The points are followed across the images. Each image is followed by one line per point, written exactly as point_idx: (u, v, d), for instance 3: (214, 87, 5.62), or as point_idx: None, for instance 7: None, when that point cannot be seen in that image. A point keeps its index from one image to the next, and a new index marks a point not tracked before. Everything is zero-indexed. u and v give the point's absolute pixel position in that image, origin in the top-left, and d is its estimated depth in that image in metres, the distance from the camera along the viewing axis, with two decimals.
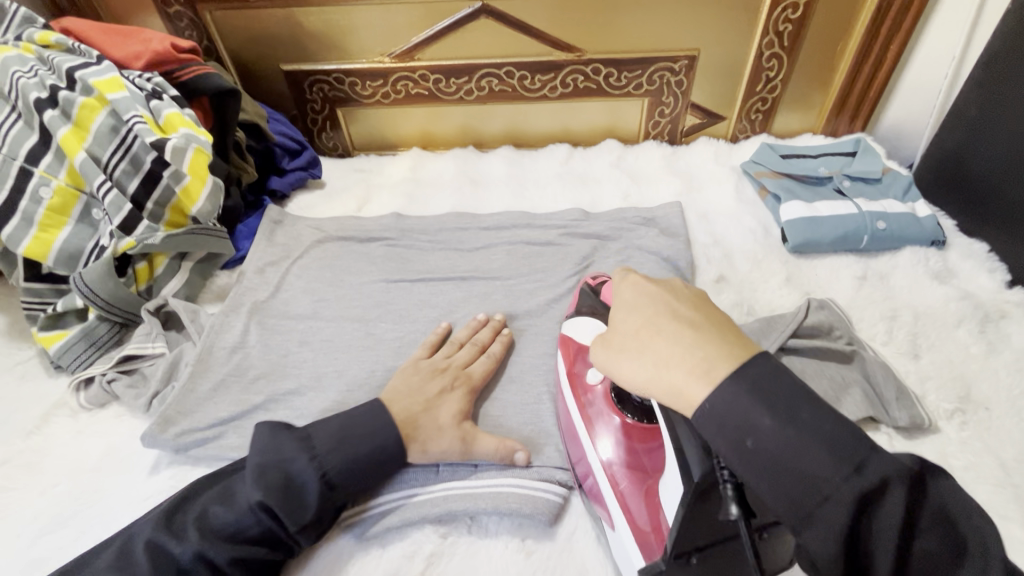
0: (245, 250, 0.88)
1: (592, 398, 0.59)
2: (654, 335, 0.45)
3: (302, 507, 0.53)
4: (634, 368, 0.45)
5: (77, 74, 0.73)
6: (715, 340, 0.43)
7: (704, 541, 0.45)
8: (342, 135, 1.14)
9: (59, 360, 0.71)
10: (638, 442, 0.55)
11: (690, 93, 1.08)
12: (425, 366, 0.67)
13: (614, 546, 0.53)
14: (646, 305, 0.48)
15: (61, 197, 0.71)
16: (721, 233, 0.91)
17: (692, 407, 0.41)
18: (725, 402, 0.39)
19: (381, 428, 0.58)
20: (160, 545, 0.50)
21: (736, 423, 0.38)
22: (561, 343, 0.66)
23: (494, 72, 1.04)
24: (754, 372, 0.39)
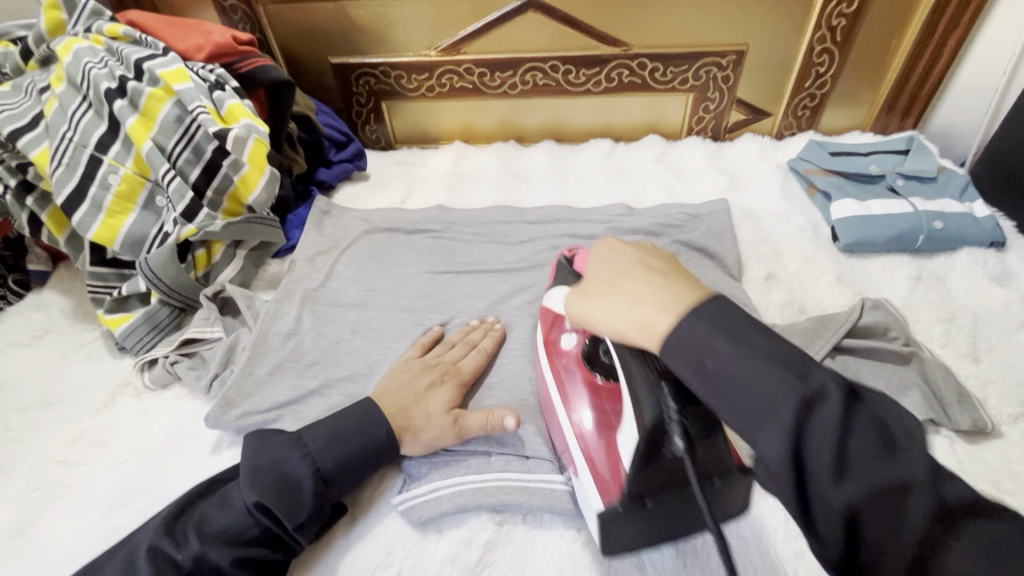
0: (295, 239, 0.90)
1: (565, 361, 0.61)
2: (627, 283, 0.49)
3: (298, 505, 0.54)
4: (615, 314, 0.48)
5: (145, 65, 0.75)
6: (684, 285, 0.46)
7: (651, 484, 0.50)
8: (385, 128, 1.15)
9: (124, 342, 0.74)
10: (605, 399, 0.57)
11: (737, 88, 1.07)
12: (415, 363, 0.68)
13: (584, 505, 0.55)
14: (623, 261, 0.52)
15: (128, 184, 0.73)
16: (768, 230, 0.90)
17: (717, 390, 0.40)
18: (702, 345, 0.40)
19: (370, 420, 0.60)
20: (161, 548, 0.51)
21: (698, 358, 0.40)
22: (543, 314, 0.67)
23: (539, 66, 1.04)
24: (713, 313, 0.41)
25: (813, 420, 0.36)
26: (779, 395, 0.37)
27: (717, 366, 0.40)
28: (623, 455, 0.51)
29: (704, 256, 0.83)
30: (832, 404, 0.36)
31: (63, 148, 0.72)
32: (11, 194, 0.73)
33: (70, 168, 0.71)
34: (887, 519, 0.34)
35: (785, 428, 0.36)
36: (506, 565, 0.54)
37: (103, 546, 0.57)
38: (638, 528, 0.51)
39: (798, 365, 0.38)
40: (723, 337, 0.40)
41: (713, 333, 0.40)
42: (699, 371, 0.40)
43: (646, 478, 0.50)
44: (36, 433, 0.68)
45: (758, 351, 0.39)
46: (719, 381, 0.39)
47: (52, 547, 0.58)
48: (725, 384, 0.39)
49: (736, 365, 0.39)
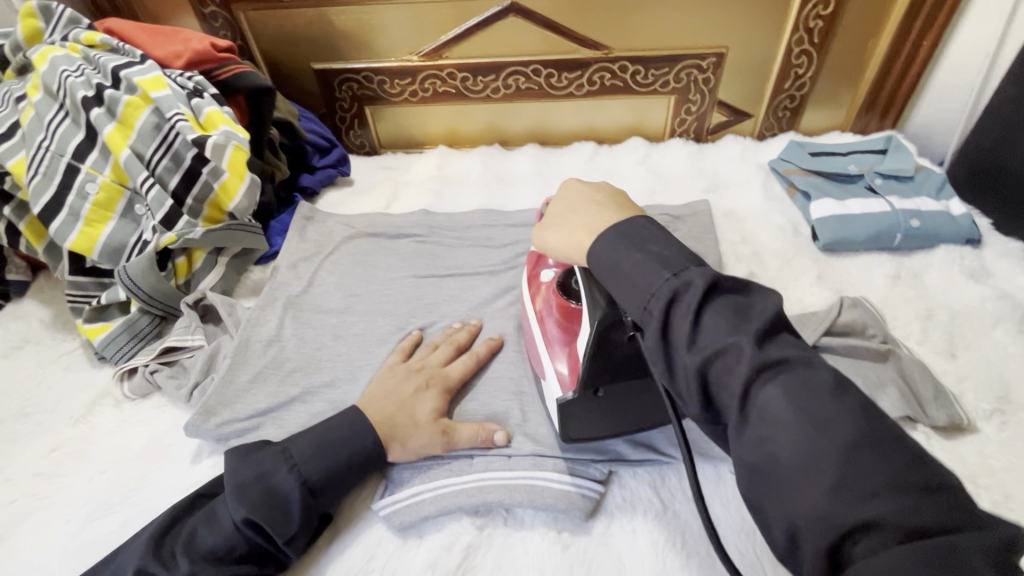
0: (278, 246, 0.90)
1: (541, 292, 0.66)
2: (573, 213, 0.57)
3: (287, 520, 0.53)
4: (561, 241, 0.56)
5: (122, 73, 0.75)
6: (613, 210, 0.55)
7: (606, 375, 0.56)
8: (369, 133, 1.15)
9: (103, 351, 0.73)
10: (570, 319, 0.62)
11: (718, 90, 1.08)
12: (399, 368, 0.67)
13: (550, 404, 0.62)
14: (574, 194, 0.60)
15: (106, 192, 0.73)
16: (749, 230, 0.91)
17: (622, 290, 0.46)
18: (614, 255, 0.48)
19: (358, 431, 0.59)
20: (150, 573, 0.49)
21: (611, 263, 0.48)
22: (528, 258, 0.73)
23: (521, 70, 1.05)
24: (628, 226, 0.49)
25: (724, 370, 0.39)
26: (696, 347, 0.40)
27: (627, 273, 0.46)
28: (578, 352, 0.57)
29: None
30: (742, 359, 0.38)
31: (40, 157, 0.72)
32: None
33: (46, 177, 0.71)
34: (792, 485, 0.35)
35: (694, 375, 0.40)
36: (487, 569, 0.54)
37: (81, 558, 0.57)
38: (601, 419, 0.58)
39: (720, 323, 0.40)
40: (638, 252, 0.46)
41: (621, 239, 0.48)
42: (612, 279, 0.48)
43: (604, 371, 0.56)
44: (13, 446, 0.67)
45: (651, 255, 0.46)
46: (634, 299, 0.45)
47: (29, 560, 0.57)
48: (621, 279, 0.47)
49: (630, 270, 0.46)
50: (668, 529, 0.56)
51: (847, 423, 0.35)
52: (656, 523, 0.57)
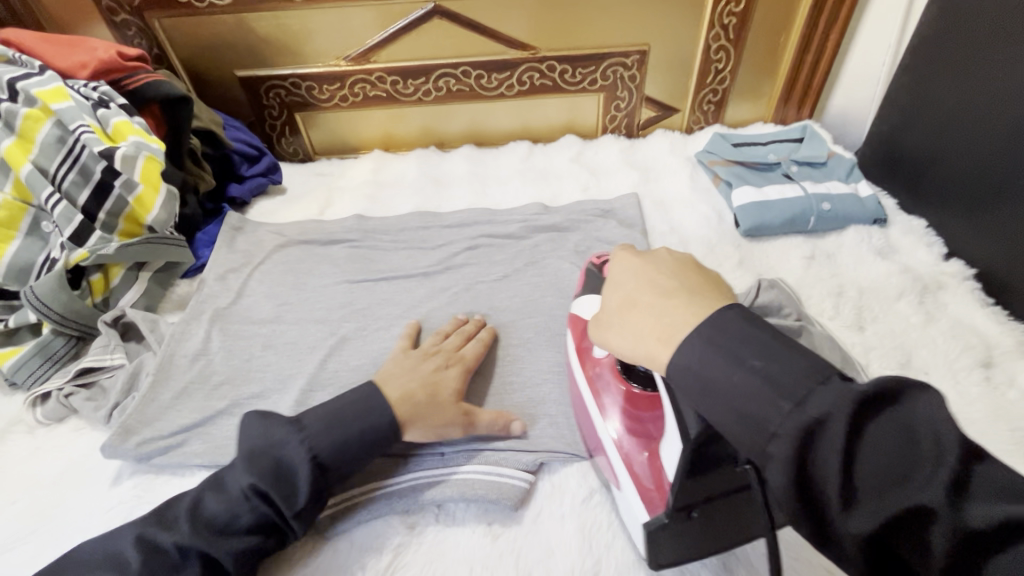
0: (205, 258, 0.88)
1: (599, 370, 0.60)
2: (635, 310, 0.47)
3: (295, 491, 0.51)
4: (624, 343, 0.47)
5: (18, 85, 0.72)
6: (683, 298, 0.44)
7: (700, 498, 0.46)
8: (302, 140, 1.14)
9: (14, 377, 0.69)
10: (644, 411, 0.56)
11: (644, 87, 1.11)
12: (415, 354, 0.67)
13: (627, 516, 0.54)
14: (634, 279, 0.50)
15: (8, 210, 0.69)
16: (677, 220, 0.94)
17: (696, 390, 0.40)
18: (697, 362, 0.40)
19: (375, 406, 0.57)
20: (150, 538, 0.49)
21: (694, 373, 0.40)
22: (572, 323, 0.67)
23: (451, 72, 1.06)
24: (728, 334, 0.39)
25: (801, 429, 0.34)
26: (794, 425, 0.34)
27: (696, 371, 0.40)
28: (666, 466, 0.49)
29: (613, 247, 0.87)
30: (759, 373, 0.36)
31: None
32: None
33: None
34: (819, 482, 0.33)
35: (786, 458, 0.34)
36: (419, 567, 0.55)
37: None
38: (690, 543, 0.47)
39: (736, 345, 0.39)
40: (705, 345, 0.40)
41: (692, 335, 0.41)
42: (684, 378, 0.40)
43: (695, 493, 0.46)
44: None
45: (721, 342, 0.39)
46: (710, 395, 0.39)
47: None
48: (696, 380, 0.39)
49: (703, 368, 0.39)
50: (594, 514, 0.58)
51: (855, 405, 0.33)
52: (583, 510, 0.58)
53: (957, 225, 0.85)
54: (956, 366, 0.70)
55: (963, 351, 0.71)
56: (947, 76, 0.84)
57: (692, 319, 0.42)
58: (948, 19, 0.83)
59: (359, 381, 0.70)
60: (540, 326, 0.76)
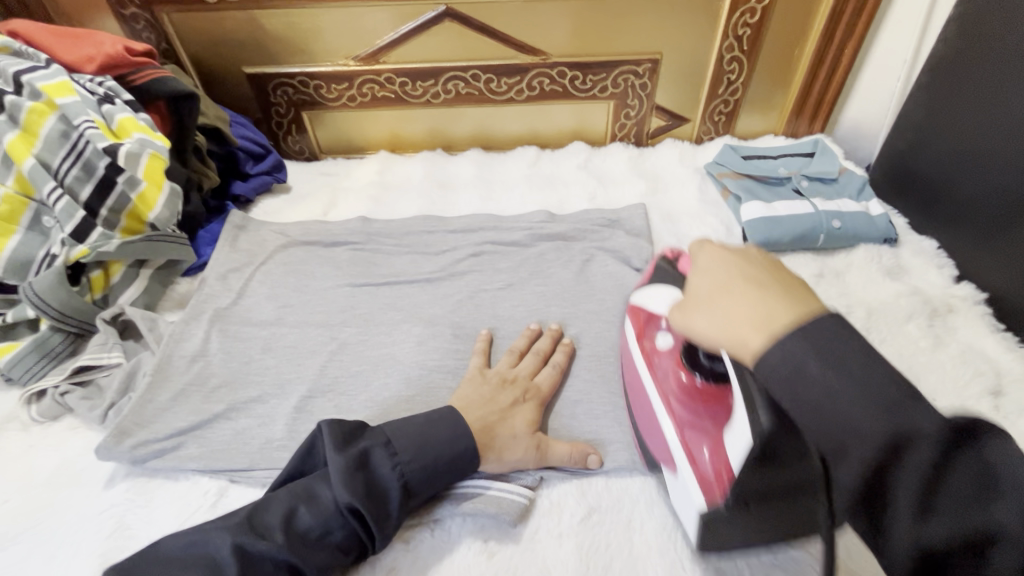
0: (207, 256, 0.87)
1: (661, 358, 0.60)
2: (727, 296, 0.42)
3: (386, 515, 0.52)
4: (712, 334, 0.42)
5: (24, 78, 0.71)
6: (775, 294, 0.40)
7: (762, 488, 0.46)
8: (308, 139, 1.13)
9: (9, 373, 0.68)
10: (707, 403, 0.55)
11: (654, 95, 1.10)
12: (491, 376, 0.67)
13: (680, 502, 0.54)
14: (723, 272, 0.44)
15: (9, 204, 0.68)
16: (685, 232, 0.93)
17: (812, 427, 0.35)
18: (789, 357, 0.36)
19: (463, 438, 0.58)
20: (247, 547, 0.48)
21: (788, 379, 0.35)
22: (632, 311, 0.67)
23: (460, 75, 1.04)
24: (816, 327, 0.36)
25: (898, 475, 0.32)
26: (924, 518, 0.31)
27: (822, 403, 0.34)
28: (731, 457, 0.49)
29: (619, 259, 0.86)
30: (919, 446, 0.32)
31: None
32: None
33: None
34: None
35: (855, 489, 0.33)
36: None
37: None
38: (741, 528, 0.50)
39: (888, 401, 0.33)
40: (832, 370, 0.34)
41: (814, 353, 0.35)
42: (800, 408, 0.35)
43: (757, 483, 0.46)
44: None
45: (869, 394, 0.33)
46: (826, 429, 0.34)
47: None
48: (815, 413, 0.34)
49: (812, 381, 0.34)
50: (592, 533, 0.57)
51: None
52: (582, 530, 0.57)
53: (970, 248, 0.83)
54: (965, 392, 0.69)
55: (972, 378, 0.70)
56: (964, 95, 0.83)
57: (792, 315, 0.37)
58: (967, 38, 0.82)
59: (358, 388, 0.70)
60: None
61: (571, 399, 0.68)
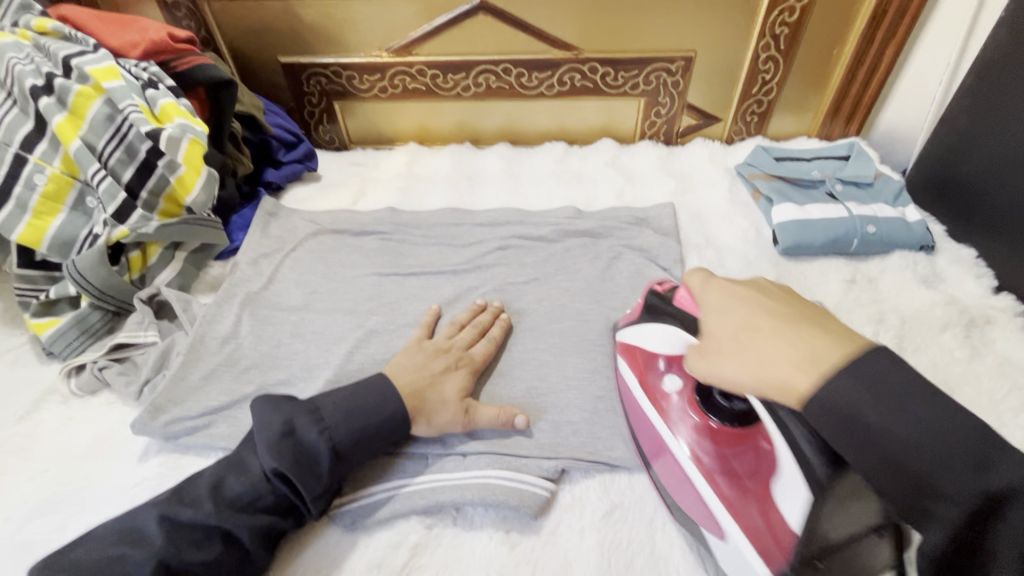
0: (239, 241, 0.89)
1: (667, 401, 0.58)
2: (757, 339, 0.44)
3: (315, 479, 0.54)
4: (733, 369, 0.44)
5: (74, 62, 0.73)
6: (789, 335, 0.43)
7: (822, 545, 0.45)
8: (338, 129, 1.14)
9: (51, 347, 0.71)
10: (728, 448, 0.53)
11: (687, 93, 1.09)
12: (427, 346, 0.69)
13: (732, 566, 0.50)
14: (743, 312, 0.47)
15: (55, 183, 0.71)
16: (713, 232, 0.92)
17: (864, 457, 0.37)
18: (847, 398, 0.37)
19: (388, 403, 0.60)
20: (173, 516, 0.51)
21: (848, 415, 0.37)
22: (624, 351, 0.66)
23: (491, 69, 1.05)
24: (863, 364, 0.38)
25: (993, 535, 0.33)
26: (993, 555, 0.32)
27: (878, 438, 0.36)
28: (787, 513, 0.46)
29: (646, 258, 0.86)
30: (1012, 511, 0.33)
31: None
32: None
33: None
34: None
35: (905, 504, 0.36)
36: (434, 569, 0.54)
37: (20, 558, 0.55)
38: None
39: (972, 454, 0.34)
40: (886, 406, 0.36)
41: (866, 396, 0.37)
42: (850, 443, 0.37)
43: (818, 543, 0.45)
44: None
45: (948, 452, 0.35)
46: (912, 492, 0.35)
47: None
48: (869, 446, 0.36)
49: (880, 424, 0.36)
50: (613, 528, 0.57)
51: None
52: (604, 526, 0.57)
53: (1012, 258, 0.81)
54: (1001, 406, 0.67)
55: (1010, 392, 0.68)
56: (1009, 100, 0.81)
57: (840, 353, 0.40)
58: (1016, 42, 0.79)
59: None
60: (567, 331, 0.75)
61: (595, 396, 0.68)
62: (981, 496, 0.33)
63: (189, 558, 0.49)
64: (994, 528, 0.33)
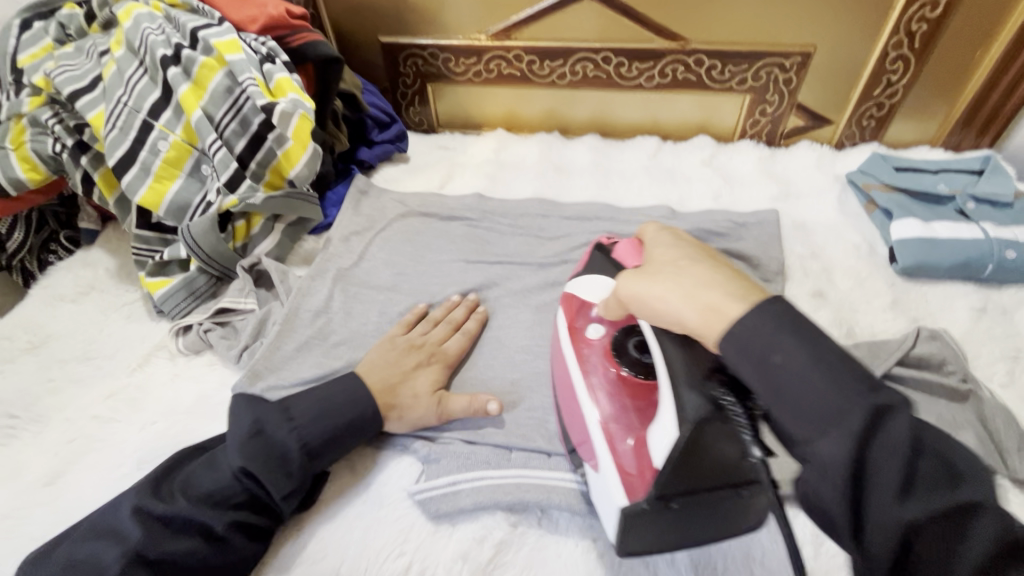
0: (332, 217, 0.90)
1: (592, 350, 0.59)
2: (695, 267, 0.47)
3: (283, 475, 0.54)
4: (661, 290, 0.46)
5: (200, 34, 0.76)
6: (706, 265, 0.47)
7: (678, 487, 0.44)
8: (428, 111, 1.15)
9: (162, 305, 0.75)
10: (630, 397, 0.54)
11: (798, 92, 1.01)
12: (401, 341, 0.68)
13: (601, 498, 0.51)
14: (683, 250, 0.50)
15: (176, 151, 0.75)
16: (820, 244, 0.86)
17: (792, 411, 0.38)
18: (770, 338, 0.39)
19: (359, 400, 0.60)
20: (147, 509, 0.51)
21: (762, 354, 0.39)
22: (564, 300, 0.65)
23: (591, 57, 1.01)
24: (785, 311, 0.40)
25: (868, 447, 0.35)
26: (904, 498, 0.34)
27: (802, 393, 0.38)
28: (653, 449, 0.46)
29: (745, 266, 0.80)
30: (892, 421, 0.36)
31: (118, 111, 0.74)
32: (67, 152, 0.77)
33: (122, 131, 0.73)
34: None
35: (850, 464, 0.35)
36: (518, 568, 0.53)
37: None
38: (665, 531, 0.46)
39: (867, 376, 0.37)
40: (813, 365, 0.38)
41: (778, 339, 0.39)
42: (778, 404, 0.39)
43: (679, 482, 0.44)
44: (75, 387, 0.69)
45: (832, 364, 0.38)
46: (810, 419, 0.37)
47: (86, 501, 0.58)
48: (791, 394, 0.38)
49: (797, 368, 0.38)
50: (709, 552, 0.53)
51: (950, 470, 0.36)
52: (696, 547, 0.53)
53: None
54: None
55: None
56: None
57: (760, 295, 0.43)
58: None
59: (465, 365, 0.70)
60: None
61: None
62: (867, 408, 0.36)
63: (162, 548, 0.49)
64: (908, 483, 0.35)
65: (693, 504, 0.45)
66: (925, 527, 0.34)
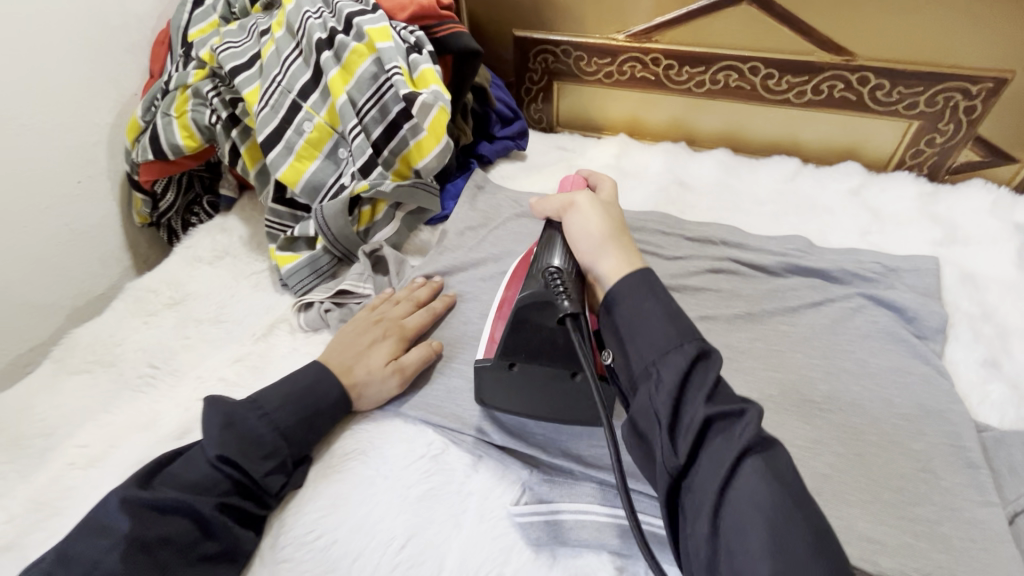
0: (449, 210, 0.89)
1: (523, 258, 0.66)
2: (622, 236, 0.57)
3: (261, 459, 0.57)
4: (596, 223, 0.57)
5: (356, 20, 0.78)
6: (625, 233, 0.58)
7: (517, 348, 0.56)
8: (550, 108, 1.12)
9: (288, 280, 0.78)
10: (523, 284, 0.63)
11: (981, 123, 0.88)
12: (360, 321, 0.70)
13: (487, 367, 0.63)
14: (616, 213, 0.61)
15: (319, 133, 0.77)
16: (992, 303, 0.74)
17: (629, 333, 0.48)
18: (629, 283, 0.50)
19: (322, 380, 0.63)
20: (134, 498, 0.51)
21: (625, 292, 0.50)
22: None
23: (736, 66, 0.93)
24: (648, 278, 0.50)
25: (665, 366, 0.45)
26: (711, 404, 0.42)
27: (640, 321, 0.47)
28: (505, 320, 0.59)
29: (896, 318, 0.71)
30: (684, 360, 0.44)
31: (272, 91, 0.77)
32: (221, 124, 0.81)
33: (274, 110, 0.76)
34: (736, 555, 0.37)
35: (680, 377, 0.43)
36: None
37: None
38: (512, 390, 0.58)
39: (686, 331, 0.46)
40: (662, 313, 0.47)
41: (647, 293, 0.49)
42: (631, 330, 0.48)
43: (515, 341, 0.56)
44: (208, 347, 0.74)
45: (672, 314, 0.47)
46: (641, 340, 0.47)
47: None
48: (630, 320, 0.48)
49: (642, 315, 0.48)
50: None
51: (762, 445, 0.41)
52: None
53: None
54: None
55: None
56: None
57: (637, 259, 0.54)
58: None
59: None
60: (787, 385, 0.64)
61: (819, 473, 0.56)
62: (669, 340, 0.46)
63: (156, 532, 0.50)
64: (685, 411, 0.43)
65: (529, 366, 0.56)
66: (713, 443, 0.41)
